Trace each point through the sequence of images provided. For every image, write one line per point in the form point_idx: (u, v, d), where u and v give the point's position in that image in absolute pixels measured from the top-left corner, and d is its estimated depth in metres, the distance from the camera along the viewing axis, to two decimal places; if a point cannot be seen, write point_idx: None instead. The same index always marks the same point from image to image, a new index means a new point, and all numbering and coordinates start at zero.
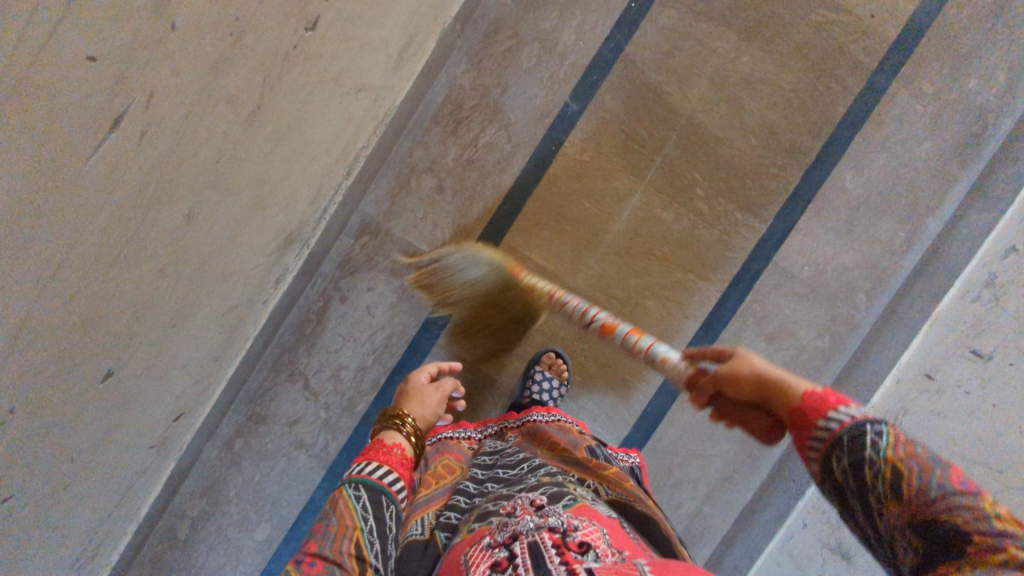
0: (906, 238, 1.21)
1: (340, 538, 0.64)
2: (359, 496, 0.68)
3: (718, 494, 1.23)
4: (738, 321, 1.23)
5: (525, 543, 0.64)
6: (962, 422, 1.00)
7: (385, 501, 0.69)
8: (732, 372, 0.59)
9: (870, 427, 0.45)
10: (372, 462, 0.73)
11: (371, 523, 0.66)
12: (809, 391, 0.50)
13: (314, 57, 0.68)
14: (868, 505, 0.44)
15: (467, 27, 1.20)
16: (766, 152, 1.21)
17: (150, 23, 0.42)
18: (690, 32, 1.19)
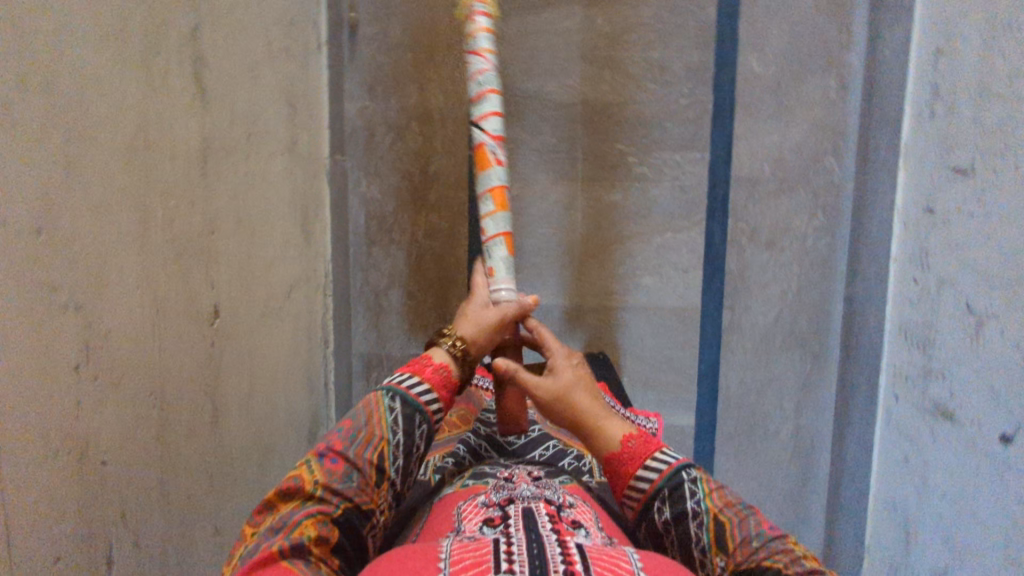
0: (838, 85, 1.17)
1: (361, 443, 0.61)
2: (393, 408, 0.63)
3: (807, 399, 1.26)
4: (733, 247, 1.24)
5: (518, 508, 0.63)
6: (982, 249, 0.92)
7: (418, 419, 0.64)
8: (546, 403, 0.72)
9: (688, 476, 0.64)
10: (413, 372, 0.67)
11: (399, 437, 0.63)
12: (627, 437, 0.68)
13: (235, 325, 0.71)
14: (690, 553, 0.62)
15: (346, 147, 1.21)
16: (667, 88, 1.19)
17: (82, 480, 0.49)
18: (537, 28, 1.18)
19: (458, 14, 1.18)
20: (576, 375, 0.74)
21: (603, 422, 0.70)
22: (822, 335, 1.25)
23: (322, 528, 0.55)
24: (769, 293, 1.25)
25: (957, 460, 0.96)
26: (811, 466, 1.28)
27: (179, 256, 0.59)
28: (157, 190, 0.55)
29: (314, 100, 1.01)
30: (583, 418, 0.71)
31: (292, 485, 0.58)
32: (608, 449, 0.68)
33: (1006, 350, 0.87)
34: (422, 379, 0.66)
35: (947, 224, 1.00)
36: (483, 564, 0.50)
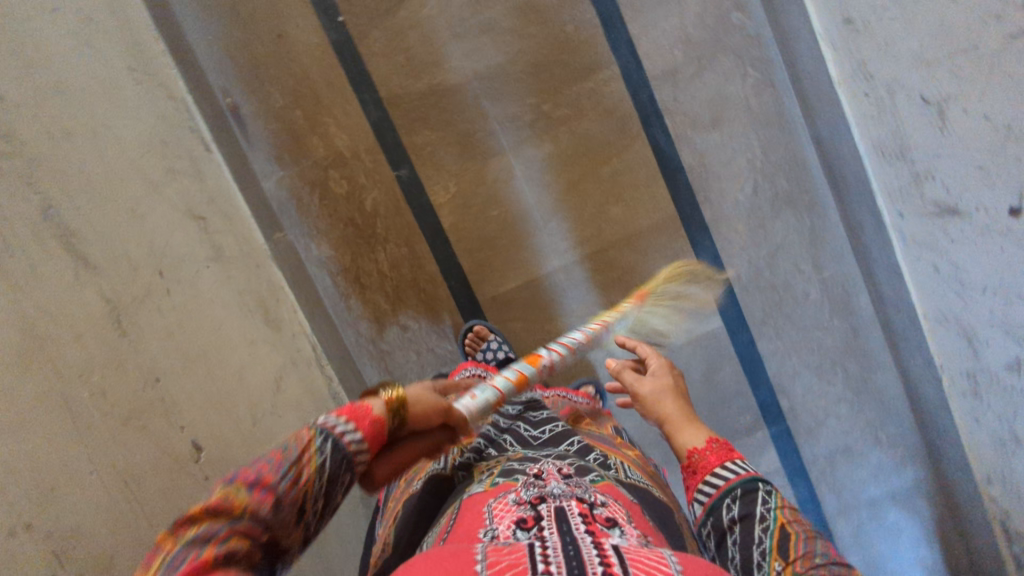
0: None
1: (291, 480, 0.40)
2: (325, 452, 0.42)
3: (819, 251, 1.22)
4: (681, 142, 1.20)
5: (551, 506, 0.60)
6: (910, 37, 0.85)
7: (340, 479, 0.43)
8: (651, 396, 0.74)
9: (763, 487, 0.62)
10: (346, 416, 0.44)
11: (324, 490, 0.42)
12: (711, 441, 0.68)
13: (226, 447, 0.74)
14: (745, 553, 0.57)
15: (280, 220, 1.19)
16: (547, 26, 1.17)
17: None
18: (403, 29, 1.16)
19: (325, 51, 1.17)
20: (663, 383, 0.75)
21: (685, 423, 0.70)
22: (806, 185, 1.20)
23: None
24: (737, 169, 1.20)
25: (983, 251, 0.90)
26: (852, 313, 1.25)
27: (132, 425, 0.61)
28: (76, 378, 0.57)
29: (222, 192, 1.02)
30: (666, 419, 0.72)
31: (216, 505, 0.37)
32: (682, 450, 0.68)
33: (978, 122, 0.80)
34: (357, 427, 0.44)
35: (873, 25, 0.92)
36: (521, 568, 0.45)
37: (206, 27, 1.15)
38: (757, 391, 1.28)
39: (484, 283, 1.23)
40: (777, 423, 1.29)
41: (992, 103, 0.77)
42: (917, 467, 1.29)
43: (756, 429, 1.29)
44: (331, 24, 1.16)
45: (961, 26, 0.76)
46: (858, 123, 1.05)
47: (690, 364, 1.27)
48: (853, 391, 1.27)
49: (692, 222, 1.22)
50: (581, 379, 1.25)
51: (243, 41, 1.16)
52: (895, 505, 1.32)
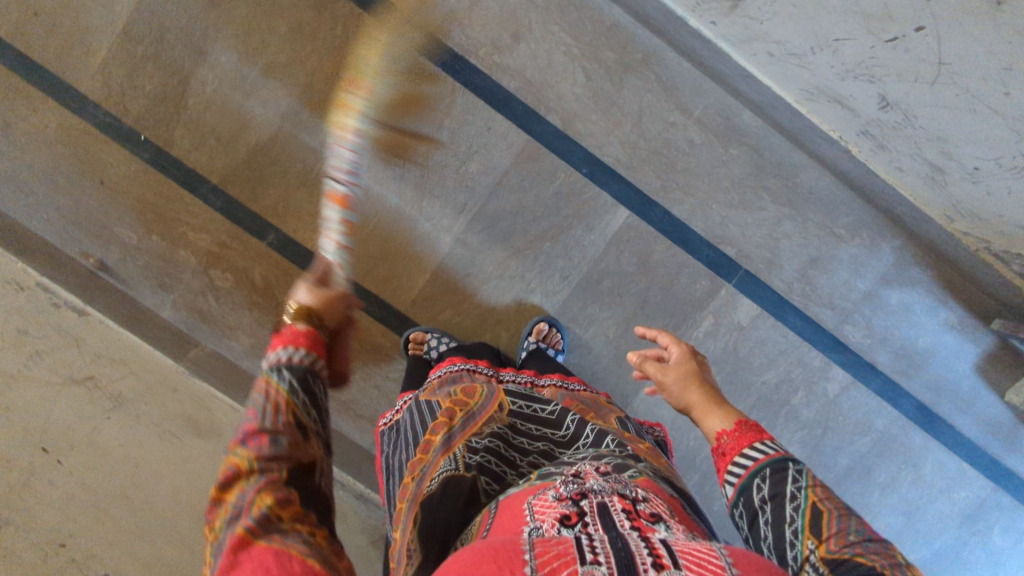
0: None
1: (272, 414, 0.47)
2: (287, 378, 0.50)
3: (680, 96, 1.18)
4: (496, 70, 1.17)
5: (593, 502, 0.57)
6: None
7: (314, 382, 0.51)
8: (679, 380, 0.73)
9: (792, 465, 0.60)
10: (288, 345, 0.52)
11: (304, 399, 0.49)
12: (739, 420, 0.67)
13: None
14: (781, 528, 0.56)
15: (190, 335, 1.22)
16: (317, 38, 1.16)
17: None
18: (199, 115, 1.18)
19: (145, 170, 1.20)
20: (686, 371, 0.74)
21: (712, 408, 0.69)
22: (631, 43, 1.16)
23: (282, 494, 0.44)
24: (561, 65, 1.17)
25: (785, 16, 0.86)
26: (744, 134, 1.19)
27: None
28: None
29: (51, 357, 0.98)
30: (694, 407, 0.71)
31: (226, 478, 0.44)
32: (711, 433, 0.67)
33: None
34: (302, 347, 0.52)
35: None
36: (567, 560, 0.46)
37: (37, 208, 1.19)
38: (698, 254, 1.23)
39: (401, 291, 1.21)
40: (734, 273, 1.23)
41: None
42: (892, 241, 1.22)
43: (718, 289, 1.23)
44: (136, 145, 1.19)
45: None
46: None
47: (623, 263, 1.22)
48: (788, 204, 1.21)
49: (547, 135, 1.19)
50: (534, 319, 1.20)
51: (73, 202, 1.20)
52: (891, 288, 1.24)
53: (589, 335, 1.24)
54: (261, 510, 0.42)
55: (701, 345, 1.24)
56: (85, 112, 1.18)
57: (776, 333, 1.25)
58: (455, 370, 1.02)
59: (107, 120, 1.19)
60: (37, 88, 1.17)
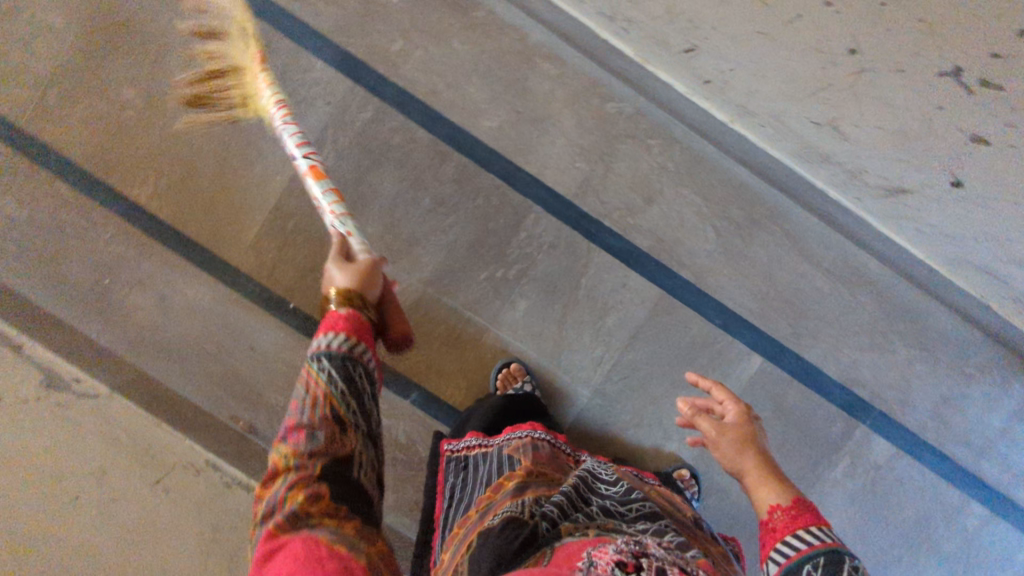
0: (553, 67, 1.20)
1: (313, 411, 0.62)
2: (322, 367, 0.66)
3: (809, 248, 1.22)
4: (629, 231, 1.22)
5: (651, 562, 0.54)
6: (764, 86, 0.89)
7: (352, 365, 0.67)
8: (737, 440, 0.75)
9: (848, 559, 0.57)
10: (331, 332, 0.70)
11: (339, 387, 0.64)
12: (796, 497, 0.65)
13: None
14: None
15: None
16: (459, 208, 1.22)
17: None
18: None
19: (294, 336, 1.24)
20: (742, 433, 0.76)
21: (768, 482, 0.69)
22: (761, 202, 1.22)
23: (309, 494, 0.56)
24: (693, 224, 1.22)
25: (945, 207, 0.88)
26: (873, 281, 1.22)
27: None
28: None
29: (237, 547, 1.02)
30: (746, 473, 0.72)
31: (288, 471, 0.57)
32: (763, 507, 0.66)
33: (872, 127, 0.81)
34: (340, 333, 0.69)
35: (728, 83, 0.94)
36: None
37: (187, 378, 1.22)
38: (833, 397, 1.25)
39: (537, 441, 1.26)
40: (869, 414, 1.25)
41: (869, 113, 0.79)
42: None
43: (853, 430, 1.25)
44: (287, 312, 1.24)
45: (803, 71, 0.79)
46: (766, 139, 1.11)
47: (759, 408, 1.24)
48: (918, 346, 1.23)
49: (682, 289, 1.23)
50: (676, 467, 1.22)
51: (222, 371, 1.23)
52: None
53: (726, 479, 1.25)
54: (287, 499, 0.55)
55: (839, 486, 1.25)
56: (238, 284, 1.23)
57: (912, 472, 1.26)
58: (536, 434, 0.98)
59: (259, 290, 1.24)
60: (195, 264, 1.23)
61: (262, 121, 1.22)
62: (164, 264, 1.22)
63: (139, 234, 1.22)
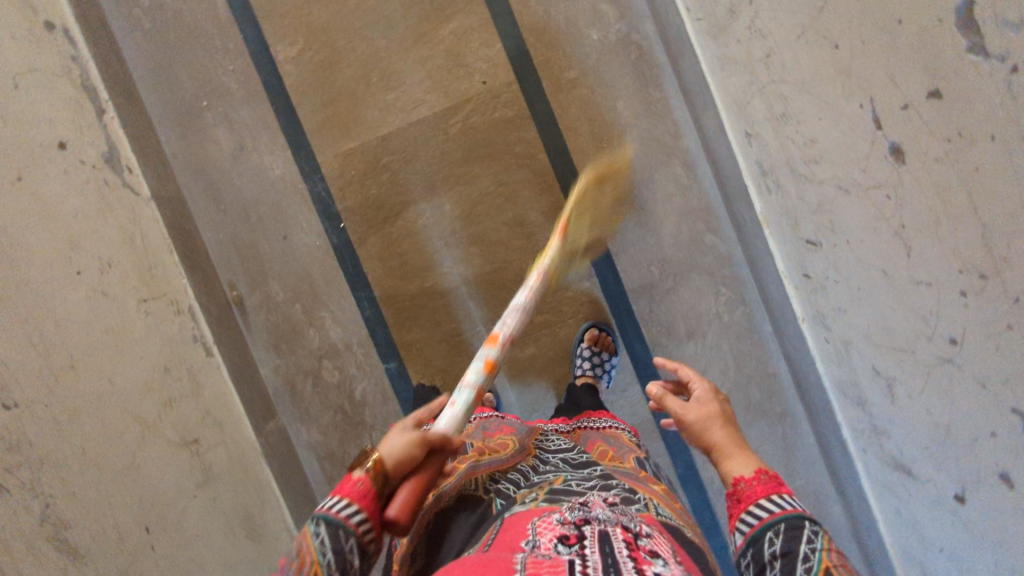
0: (687, 172, 1.20)
1: (306, 572, 0.52)
2: (320, 529, 0.53)
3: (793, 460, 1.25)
4: (656, 349, 1.25)
5: (593, 529, 0.55)
6: (856, 314, 0.92)
7: (347, 537, 0.52)
8: (700, 420, 0.67)
9: (808, 527, 0.56)
10: (340, 495, 0.54)
11: (330, 555, 0.52)
12: (757, 469, 0.61)
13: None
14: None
15: (276, 404, 1.26)
16: (532, 238, 1.22)
17: None
18: (399, 236, 1.24)
19: (324, 252, 1.25)
20: (708, 409, 0.68)
21: (736, 452, 0.64)
22: (780, 397, 1.24)
23: None
24: (714, 379, 1.25)
25: (937, 515, 0.89)
26: (827, 522, 1.25)
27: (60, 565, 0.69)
28: None
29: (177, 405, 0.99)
30: (716, 447, 0.65)
31: None
32: (727, 476, 0.63)
33: (921, 408, 0.84)
34: (349, 500, 0.53)
35: (823, 288, 0.99)
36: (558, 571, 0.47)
37: (217, 227, 1.25)
38: None
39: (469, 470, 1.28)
40: None
41: (930, 397, 0.81)
42: None
43: None
44: (333, 228, 1.24)
45: (897, 329, 0.83)
46: (825, 364, 1.09)
47: None
48: None
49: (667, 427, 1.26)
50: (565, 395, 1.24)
51: (248, 240, 1.25)
52: None
53: None
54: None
55: None
56: (309, 177, 1.24)
57: None
58: (486, 416, 0.93)
59: (321, 195, 1.24)
60: (285, 138, 1.24)
61: (422, 61, 1.21)
62: (260, 122, 1.24)
63: (257, 83, 1.23)
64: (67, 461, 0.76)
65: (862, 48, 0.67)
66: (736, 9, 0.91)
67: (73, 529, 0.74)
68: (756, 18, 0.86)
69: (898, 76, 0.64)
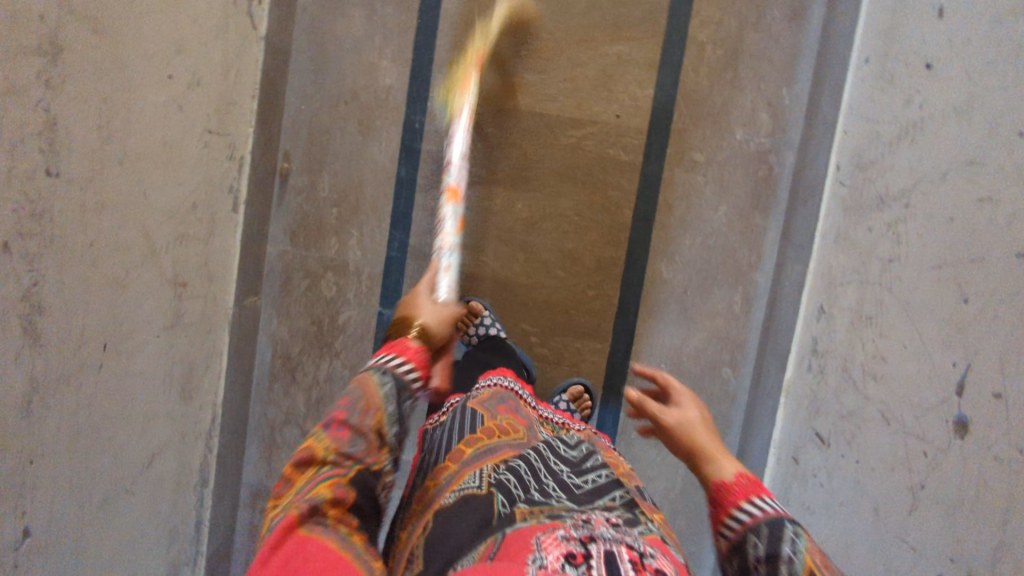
0: (743, 300, 1.19)
1: (361, 412, 0.56)
2: (385, 378, 0.59)
3: None
4: (623, 436, 1.25)
5: (601, 548, 0.51)
6: (819, 523, 0.93)
7: (404, 390, 0.59)
8: (675, 426, 0.65)
9: (789, 529, 0.51)
10: (396, 352, 0.63)
11: (394, 405, 0.58)
12: (738, 474, 0.57)
13: (106, 414, 0.80)
14: None
15: (264, 285, 1.22)
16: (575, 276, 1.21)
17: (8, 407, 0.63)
18: (461, 204, 1.21)
19: (387, 179, 1.21)
20: (689, 416, 0.66)
21: (721, 456, 0.61)
22: (702, 537, 1.26)
23: (335, 491, 0.50)
24: (656, 489, 1.25)
25: None
26: None
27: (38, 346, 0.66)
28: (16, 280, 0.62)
29: (191, 240, 0.95)
30: (696, 451, 0.62)
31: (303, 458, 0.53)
32: (711, 476, 0.59)
33: None
34: (406, 359, 0.62)
35: (805, 480, 1.00)
36: None
37: (305, 97, 1.21)
38: None
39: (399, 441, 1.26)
40: None
41: None
42: None
43: None
44: (407, 161, 1.21)
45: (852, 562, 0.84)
46: None
47: None
48: None
49: None
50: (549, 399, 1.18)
51: (325, 126, 1.21)
52: None
53: None
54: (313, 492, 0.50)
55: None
56: (412, 103, 1.20)
57: None
58: (504, 388, 0.92)
59: (414, 126, 1.20)
60: (411, 55, 1.20)
61: (577, 64, 1.17)
62: (399, 27, 1.19)
63: None
64: (70, 247, 0.69)
65: (992, 316, 0.68)
66: (887, 201, 0.88)
67: (44, 317, 0.66)
68: (901, 222, 0.84)
69: (1010, 364, 0.65)
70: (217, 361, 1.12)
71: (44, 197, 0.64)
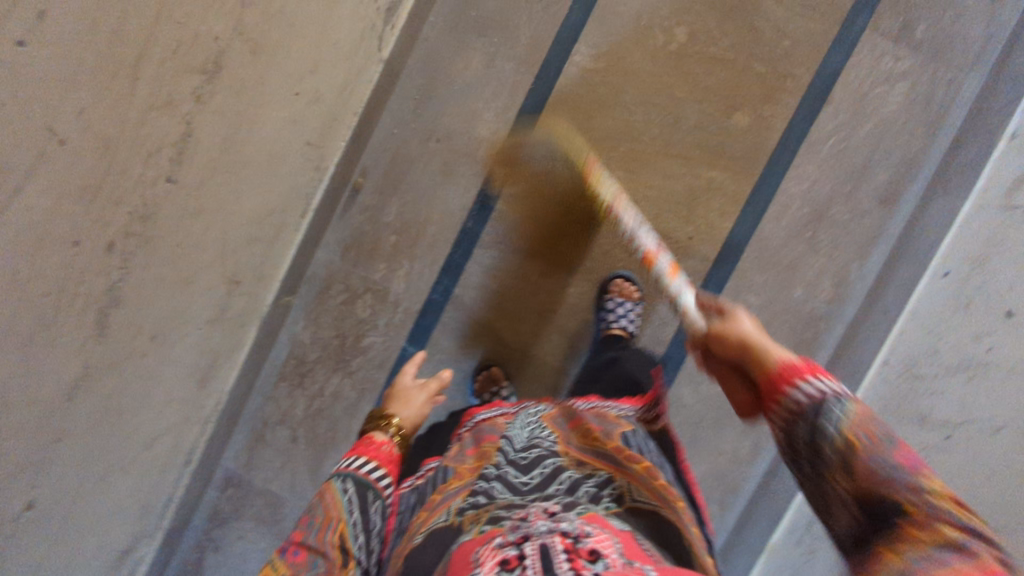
0: (751, 447, 1.21)
1: (327, 530, 0.65)
2: (345, 489, 0.68)
3: None
4: None
5: (534, 544, 0.54)
6: None
7: (371, 496, 0.69)
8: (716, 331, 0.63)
9: (834, 402, 0.49)
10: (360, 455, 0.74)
11: (354, 516, 0.67)
12: (781, 361, 0.53)
13: (131, 398, 0.80)
14: (827, 474, 0.47)
15: (302, 286, 1.22)
16: None
17: (52, 396, 0.63)
18: (513, 270, 1.21)
19: (452, 225, 1.22)
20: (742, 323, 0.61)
21: (760, 341, 0.58)
22: None
23: None
24: None
25: None
26: None
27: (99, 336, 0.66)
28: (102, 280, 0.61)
29: (257, 243, 0.95)
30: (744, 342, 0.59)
31: None
32: (767, 364, 0.54)
33: None
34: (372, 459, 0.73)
35: None
36: None
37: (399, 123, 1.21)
38: None
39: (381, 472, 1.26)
40: None
41: None
42: None
43: None
44: (476, 213, 1.22)
45: None
46: None
47: None
48: None
49: None
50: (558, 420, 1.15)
51: (410, 156, 1.21)
52: None
53: None
54: None
55: None
56: (499, 162, 1.21)
57: None
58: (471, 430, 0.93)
59: (494, 184, 1.21)
60: (513, 116, 1.20)
61: (669, 176, 1.18)
62: (509, 87, 1.19)
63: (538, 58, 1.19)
64: (158, 249, 0.69)
65: None
66: None
67: (114, 312, 0.66)
68: None
69: None
70: (236, 353, 1.11)
71: (152, 204, 0.63)
